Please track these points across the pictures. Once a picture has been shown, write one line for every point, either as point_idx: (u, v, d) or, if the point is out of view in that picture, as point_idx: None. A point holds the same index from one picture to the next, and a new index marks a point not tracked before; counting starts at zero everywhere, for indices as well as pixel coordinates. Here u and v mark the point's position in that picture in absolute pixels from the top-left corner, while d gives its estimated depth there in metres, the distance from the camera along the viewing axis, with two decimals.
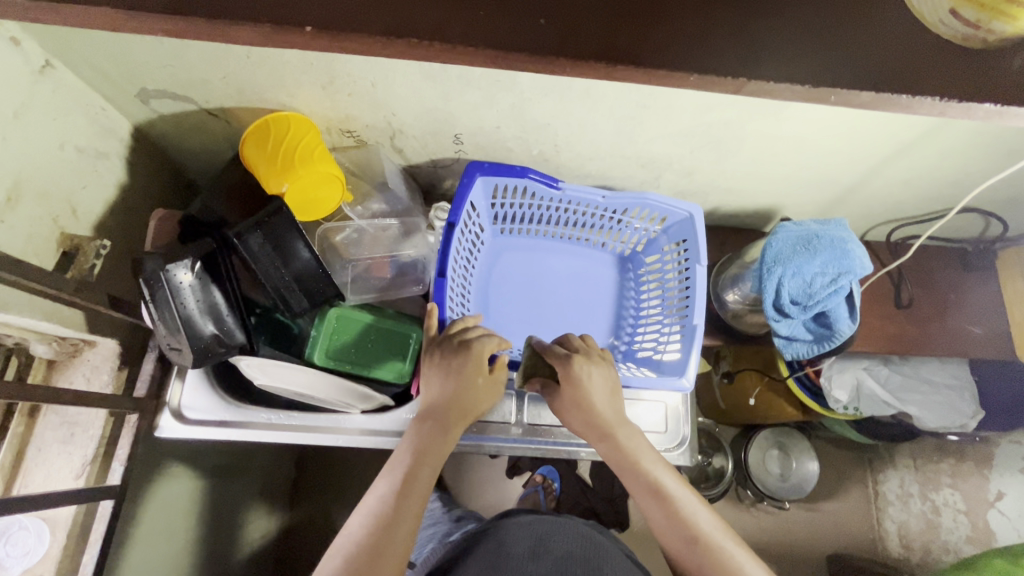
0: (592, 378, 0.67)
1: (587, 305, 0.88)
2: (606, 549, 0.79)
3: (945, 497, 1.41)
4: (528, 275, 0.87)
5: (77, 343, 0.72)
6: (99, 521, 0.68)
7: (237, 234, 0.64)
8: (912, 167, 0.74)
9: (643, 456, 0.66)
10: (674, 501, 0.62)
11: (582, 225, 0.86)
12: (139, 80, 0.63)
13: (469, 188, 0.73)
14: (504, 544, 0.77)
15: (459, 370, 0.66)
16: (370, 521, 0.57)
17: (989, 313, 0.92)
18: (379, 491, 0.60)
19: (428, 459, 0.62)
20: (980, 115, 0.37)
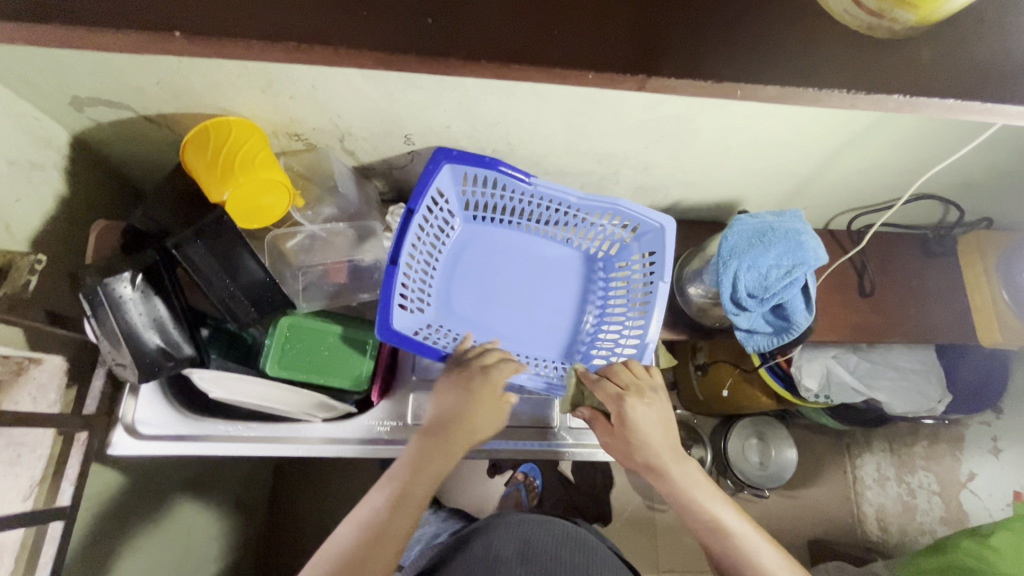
0: (638, 414, 0.65)
1: (551, 303, 0.86)
2: (591, 549, 0.80)
3: (919, 480, 1.43)
4: (496, 269, 0.85)
5: (22, 360, 0.65)
6: (50, 544, 0.66)
7: (175, 244, 0.64)
8: (866, 156, 0.74)
9: (700, 494, 0.65)
10: (738, 543, 0.63)
11: (554, 221, 0.84)
12: (69, 88, 0.61)
13: (433, 175, 0.70)
14: (493, 547, 0.76)
15: (467, 393, 0.68)
16: (357, 533, 0.60)
17: (952, 298, 0.93)
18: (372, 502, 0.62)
19: (422, 473, 0.64)
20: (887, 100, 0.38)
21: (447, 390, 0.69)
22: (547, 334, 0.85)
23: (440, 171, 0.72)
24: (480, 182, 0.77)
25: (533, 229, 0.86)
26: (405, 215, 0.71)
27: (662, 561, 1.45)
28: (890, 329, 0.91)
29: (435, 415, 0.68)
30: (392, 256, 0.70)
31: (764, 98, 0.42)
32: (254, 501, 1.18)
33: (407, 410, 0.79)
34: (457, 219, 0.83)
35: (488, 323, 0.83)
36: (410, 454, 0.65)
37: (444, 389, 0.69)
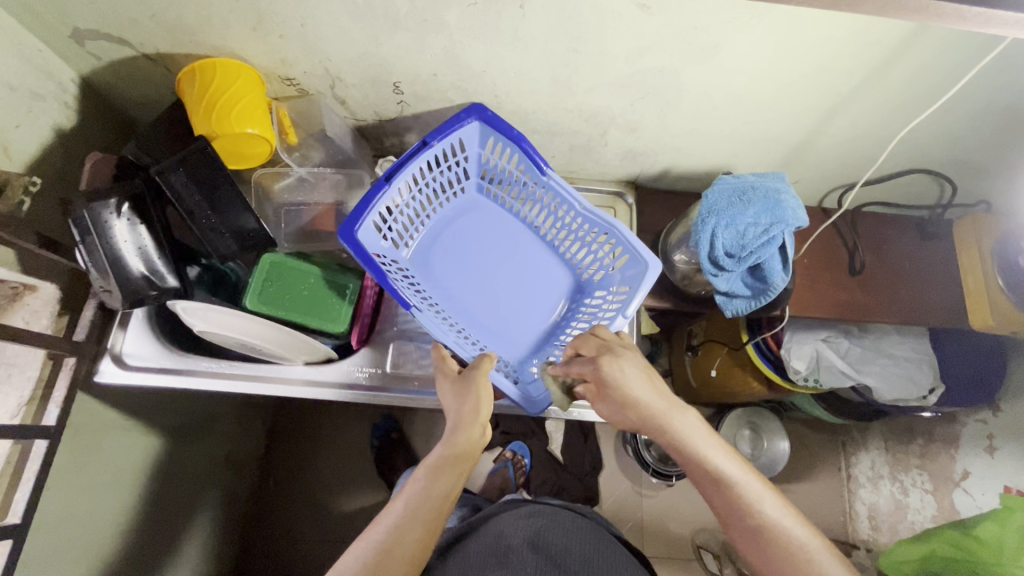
0: (616, 369, 0.62)
1: (517, 300, 0.82)
2: (605, 548, 0.77)
3: (912, 478, 1.38)
4: (479, 247, 0.83)
5: (18, 287, 0.69)
6: (33, 461, 0.68)
7: (158, 170, 0.67)
8: (855, 122, 0.73)
9: (698, 442, 0.60)
10: (741, 492, 0.57)
11: (554, 218, 0.82)
12: (70, 19, 0.63)
13: (461, 122, 0.72)
14: (503, 536, 0.75)
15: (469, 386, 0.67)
16: (396, 520, 0.58)
17: (947, 281, 0.90)
18: (412, 487, 0.61)
19: (467, 466, 0.63)
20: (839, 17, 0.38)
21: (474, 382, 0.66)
22: (497, 325, 0.81)
23: (468, 125, 0.74)
24: (497, 152, 0.77)
25: (530, 220, 0.84)
26: (412, 147, 0.72)
27: (648, 549, 1.41)
28: (880, 309, 0.88)
29: (466, 407, 0.65)
30: (388, 171, 0.72)
31: None
32: (241, 456, 1.20)
33: (386, 359, 0.80)
34: (466, 186, 0.84)
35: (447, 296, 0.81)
36: (452, 445, 0.63)
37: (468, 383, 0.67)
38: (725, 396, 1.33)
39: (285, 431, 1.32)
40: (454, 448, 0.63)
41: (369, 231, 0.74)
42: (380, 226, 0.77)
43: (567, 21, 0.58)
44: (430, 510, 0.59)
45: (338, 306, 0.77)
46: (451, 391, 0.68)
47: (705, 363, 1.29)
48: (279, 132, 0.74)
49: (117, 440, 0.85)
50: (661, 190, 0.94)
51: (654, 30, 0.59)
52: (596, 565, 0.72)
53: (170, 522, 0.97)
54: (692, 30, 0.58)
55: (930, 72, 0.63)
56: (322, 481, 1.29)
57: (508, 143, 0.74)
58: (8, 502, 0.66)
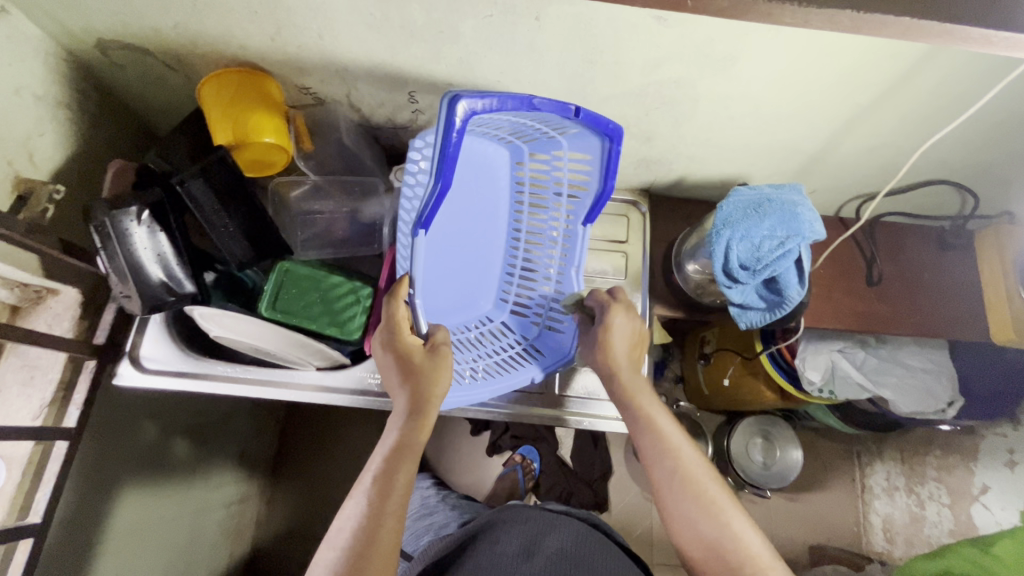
0: (614, 321, 0.68)
1: (447, 268, 0.79)
2: (602, 548, 0.77)
3: (929, 491, 1.34)
4: (467, 195, 0.78)
5: (40, 291, 0.73)
6: (54, 462, 0.70)
7: (180, 179, 0.68)
8: (874, 134, 0.72)
9: (640, 395, 0.67)
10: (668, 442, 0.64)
11: (532, 237, 0.80)
12: (94, 30, 0.65)
13: (608, 123, 0.64)
14: (499, 543, 0.76)
15: (418, 367, 0.62)
16: (361, 523, 0.53)
17: (967, 293, 0.88)
18: (367, 480, 0.56)
19: (416, 453, 0.59)
20: (847, 23, 0.39)
21: (429, 367, 0.62)
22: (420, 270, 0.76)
23: (594, 137, 0.67)
24: (577, 164, 0.72)
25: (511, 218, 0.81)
26: (558, 101, 0.61)
27: (656, 556, 1.40)
28: (896, 321, 0.86)
29: (422, 386, 0.61)
30: (534, 102, 0.60)
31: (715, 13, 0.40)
32: (254, 455, 1.22)
33: None
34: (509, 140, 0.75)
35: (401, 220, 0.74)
36: (407, 434, 0.59)
37: (421, 368, 0.62)
38: (738, 405, 1.32)
39: (298, 432, 1.34)
40: (409, 438, 0.59)
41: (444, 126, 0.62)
42: (422, 134, 0.66)
43: (582, 31, 0.57)
44: (396, 504, 0.55)
45: (350, 314, 0.78)
46: (400, 377, 0.63)
47: (718, 371, 1.28)
48: (295, 140, 0.75)
49: (137, 440, 0.86)
50: (675, 198, 0.94)
51: (670, 42, 0.58)
52: (590, 565, 0.72)
53: (185, 520, 0.98)
54: (709, 42, 0.58)
55: (952, 83, 0.61)
56: (334, 482, 1.30)
57: (593, 177, 0.71)
58: (30, 502, 0.68)
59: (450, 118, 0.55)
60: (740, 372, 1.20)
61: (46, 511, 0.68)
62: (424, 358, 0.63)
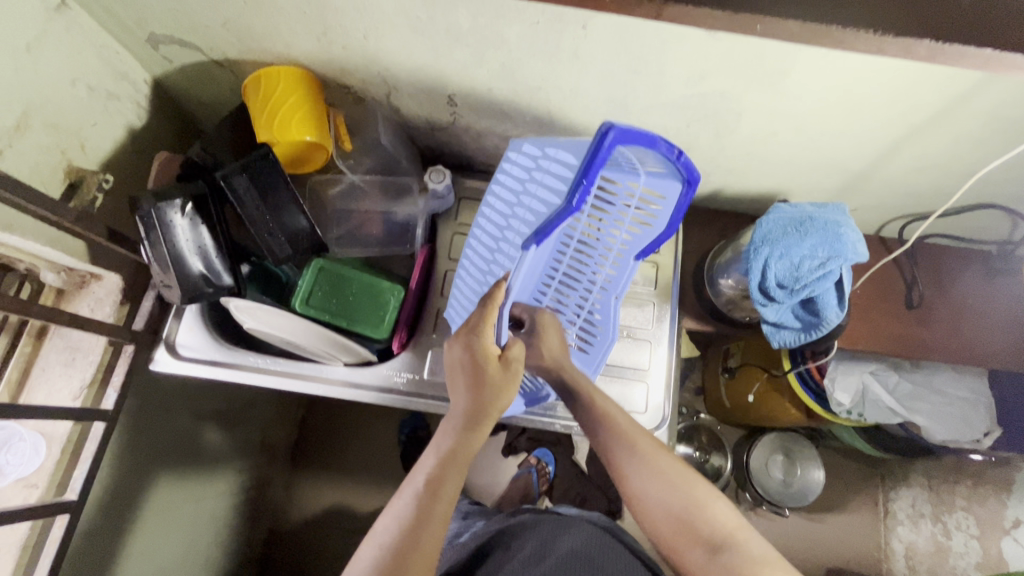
0: (546, 332, 0.75)
1: None
2: (614, 550, 0.76)
3: (957, 520, 1.32)
4: None
5: (85, 275, 0.75)
6: (92, 441, 0.72)
7: (223, 174, 0.69)
8: (924, 154, 0.70)
9: (611, 410, 0.67)
10: (639, 451, 0.63)
11: (580, 252, 0.76)
12: (148, 25, 0.66)
13: (688, 163, 0.58)
14: (511, 548, 0.76)
15: (483, 376, 0.61)
16: (407, 522, 0.53)
17: (1013, 321, 0.84)
18: (420, 483, 0.56)
19: (467, 459, 0.59)
20: (921, 53, 0.40)
21: (498, 379, 0.61)
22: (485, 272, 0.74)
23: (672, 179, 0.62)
24: (646, 197, 0.66)
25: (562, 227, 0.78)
26: (665, 143, 0.57)
27: None
28: (935, 347, 0.84)
29: (484, 395, 0.61)
30: (653, 138, 0.55)
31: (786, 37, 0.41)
32: (276, 442, 1.24)
33: (425, 366, 0.80)
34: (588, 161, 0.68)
35: (492, 220, 0.72)
36: (464, 441, 0.59)
37: (491, 380, 0.61)
38: (761, 421, 1.30)
39: (319, 422, 1.36)
40: (465, 445, 0.59)
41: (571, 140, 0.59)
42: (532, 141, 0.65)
43: (630, 40, 0.56)
44: (443, 508, 0.54)
45: (381, 312, 0.79)
46: (467, 384, 0.62)
47: (742, 386, 1.26)
48: (335, 139, 0.76)
49: (168, 423, 0.89)
50: (710, 209, 0.92)
51: (718, 55, 0.57)
52: (599, 567, 0.72)
53: (209, 504, 1.01)
54: (760, 56, 0.56)
55: (1014, 107, 0.58)
56: (352, 474, 1.32)
57: (660, 215, 0.67)
58: (67, 480, 0.70)
59: (601, 145, 0.52)
60: (765, 388, 1.18)
61: (83, 490, 0.70)
62: (496, 369, 0.61)
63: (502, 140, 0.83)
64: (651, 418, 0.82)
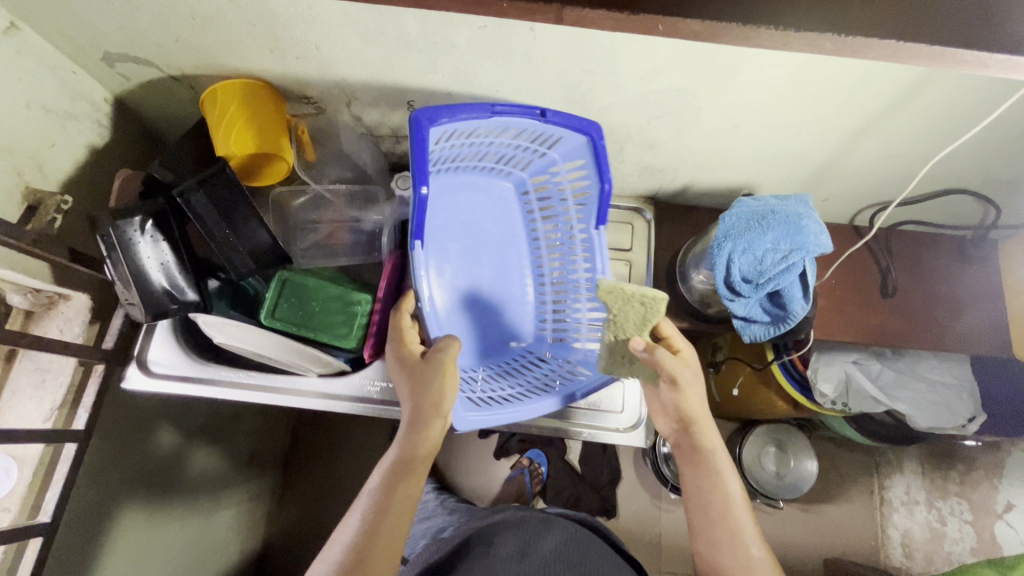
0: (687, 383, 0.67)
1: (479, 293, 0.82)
2: (594, 545, 0.77)
3: (951, 506, 1.30)
4: (464, 226, 0.82)
5: (53, 295, 0.74)
6: (64, 463, 0.72)
7: (181, 193, 0.70)
8: (887, 142, 0.69)
9: (720, 460, 0.67)
10: (730, 510, 0.64)
11: (552, 248, 0.83)
12: (101, 44, 0.66)
13: (580, 122, 0.69)
14: (494, 543, 0.75)
15: (421, 376, 0.63)
16: (357, 534, 0.55)
17: (988, 305, 0.83)
18: (370, 494, 0.59)
19: (421, 465, 0.60)
20: (830, 46, 0.41)
21: (429, 375, 0.63)
22: (456, 281, 0.80)
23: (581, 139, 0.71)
24: (574, 180, 0.78)
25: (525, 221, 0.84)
26: (524, 108, 0.68)
27: (664, 564, 1.35)
28: (911, 335, 0.83)
29: (425, 397, 0.62)
30: (494, 107, 0.66)
31: (687, 34, 0.42)
32: (264, 454, 1.24)
33: None
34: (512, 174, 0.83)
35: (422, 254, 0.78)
36: (411, 445, 0.60)
37: (427, 377, 0.63)
38: (750, 413, 1.29)
39: (308, 432, 1.36)
40: (414, 450, 0.60)
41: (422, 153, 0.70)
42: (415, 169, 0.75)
43: (579, 41, 0.56)
44: (392, 517, 0.56)
45: (349, 322, 0.78)
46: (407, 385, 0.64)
47: (728, 380, 1.26)
48: (298, 148, 0.76)
49: (144, 441, 0.88)
50: (683, 205, 0.92)
51: (668, 51, 0.56)
52: (582, 569, 0.71)
53: (193, 518, 1.00)
54: (709, 52, 0.56)
55: (968, 93, 0.58)
56: (340, 481, 1.32)
57: (590, 182, 0.76)
58: (39, 503, 0.70)
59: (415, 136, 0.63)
60: (750, 381, 1.17)
61: (56, 511, 0.69)
62: (428, 365, 0.64)
63: None
64: (628, 417, 0.81)
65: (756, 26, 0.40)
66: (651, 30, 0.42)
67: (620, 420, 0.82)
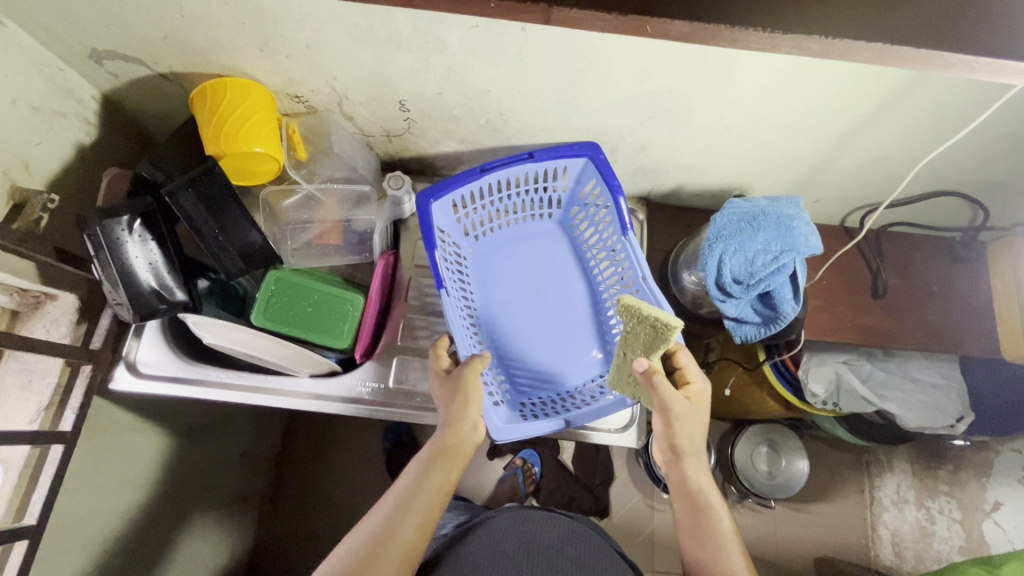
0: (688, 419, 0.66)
1: (546, 325, 0.83)
2: (595, 544, 0.77)
3: (940, 505, 1.31)
4: (521, 268, 0.86)
5: (39, 296, 0.73)
6: (50, 465, 0.71)
7: (169, 191, 0.69)
8: (876, 144, 0.70)
9: (711, 495, 0.68)
10: (719, 544, 0.66)
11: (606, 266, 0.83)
12: (88, 41, 0.66)
13: (570, 149, 0.75)
14: (497, 540, 0.74)
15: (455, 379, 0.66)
16: (386, 518, 0.59)
17: (976, 306, 0.84)
18: (404, 483, 0.63)
19: (456, 460, 0.63)
20: (818, 49, 0.41)
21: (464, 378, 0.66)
22: (518, 321, 0.83)
23: (578, 160, 0.77)
24: (598, 200, 0.81)
25: (581, 252, 0.87)
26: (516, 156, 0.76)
27: (656, 563, 1.36)
28: (900, 336, 0.83)
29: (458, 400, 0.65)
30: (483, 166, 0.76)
31: (676, 37, 0.42)
32: (256, 454, 1.23)
33: (390, 374, 0.80)
34: (550, 213, 0.88)
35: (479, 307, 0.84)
36: (446, 440, 0.63)
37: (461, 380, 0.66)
38: (742, 413, 1.30)
39: (301, 432, 1.35)
40: (447, 444, 0.63)
41: (444, 221, 0.80)
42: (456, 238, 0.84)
43: (570, 41, 0.56)
44: (421, 503, 0.60)
45: (341, 323, 0.78)
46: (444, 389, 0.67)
47: (719, 380, 1.26)
48: (289, 148, 0.76)
49: (133, 442, 0.87)
50: (675, 205, 0.92)
51: (660, 52, 0.56)
52: (587, 566, 0.71)
53: (183, 519, 0.99)
54: (700, 54, 0.56)
55: (955, 96, 0.59)
56: (332, 482, 1.32)
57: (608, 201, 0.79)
58: (25, 504, 0.69)
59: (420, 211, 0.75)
60: (743, 381, 1.18)
61: (42, 514, 0.69)
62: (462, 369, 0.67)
63: (460, 144, 0.82)
64: (620, 418, 0.81)
65: (745, 28, 0.41)
66: (641, 32, 0.42)
67: (612, 421, 0.81)
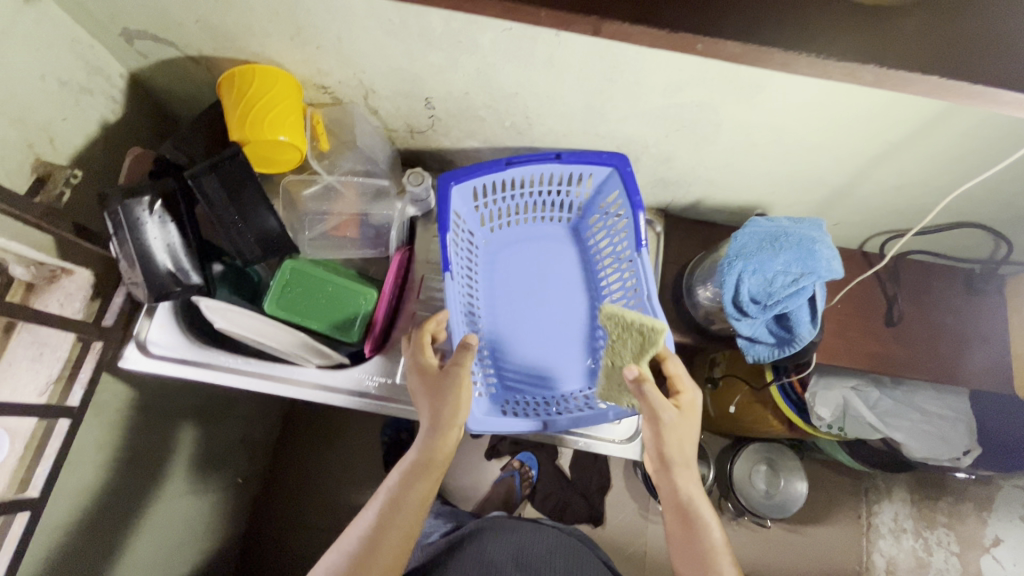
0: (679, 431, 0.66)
1: (541, 326, 0.83)
2: (587, 556, 0.76)
3: (938, 537, 1.28)
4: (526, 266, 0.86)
5: (55, 269, 0.72)
6: (55, 438, 0.71)
7: (192, 175, 0.68)
8: (902, 172, 0.69)
9: (702, 509, 0.67)
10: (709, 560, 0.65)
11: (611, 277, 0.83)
12: (121, 20, 0.66)
13: (600, 155, 0.75)
14: (487, 551, 0.73)
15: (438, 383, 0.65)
16: (370, 529, 0.61)
17: (991, 341, 0.82)
18: (388, 492, 0.63)
19: (438, 468, 0.64)
20: (867, 76, 0.40)
21: (446, 384, 0.64)
22: (514, 318, 0.83)
23: (605, 167, 0.76)
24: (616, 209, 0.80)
25: (590, 259, 0.86)
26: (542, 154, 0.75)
27: None
28: (913, 365, 0.82)
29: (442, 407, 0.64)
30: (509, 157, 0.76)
31: (723, 55, 0.41)
32: (255, 439, 1.23)
33: (397, 370, 0.79)
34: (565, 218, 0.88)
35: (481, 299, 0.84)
36: (429, 448, 0.63)
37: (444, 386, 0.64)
38: (744, 431, 1.29)
39: (301, 420, 1.35)
40: (430, 452, 0.63)
41: (461, 208, 0.81)
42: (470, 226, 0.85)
43: (603, 49, 0.55)
44: (405, 513, 0.61)
45: (352, 315, 0.78)
46: (426, 393, 0.66)
47: (724, 397, 1.25)
48: (311, 137, 0.76)
49: (137, 420, 0.87)
50: (693, 219, 0.91)
51: (693, 66, 0.56)
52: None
53: (181, 500, 1.00)
54: (734, 70, 0.55)
55: (988, 129, 0.58)
56: (329, 471, 1.32)
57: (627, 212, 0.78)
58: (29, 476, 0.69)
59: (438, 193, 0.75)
60: (747, 400, 1.17)
61: (45, 487, 0.69)
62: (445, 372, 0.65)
63: (482, 144, 0.82)
64: (625, 429, 0.81)
65: (795, 51, 0.40)
66: (688, 47, 0.41)
67: (616, 431, 0.81)
